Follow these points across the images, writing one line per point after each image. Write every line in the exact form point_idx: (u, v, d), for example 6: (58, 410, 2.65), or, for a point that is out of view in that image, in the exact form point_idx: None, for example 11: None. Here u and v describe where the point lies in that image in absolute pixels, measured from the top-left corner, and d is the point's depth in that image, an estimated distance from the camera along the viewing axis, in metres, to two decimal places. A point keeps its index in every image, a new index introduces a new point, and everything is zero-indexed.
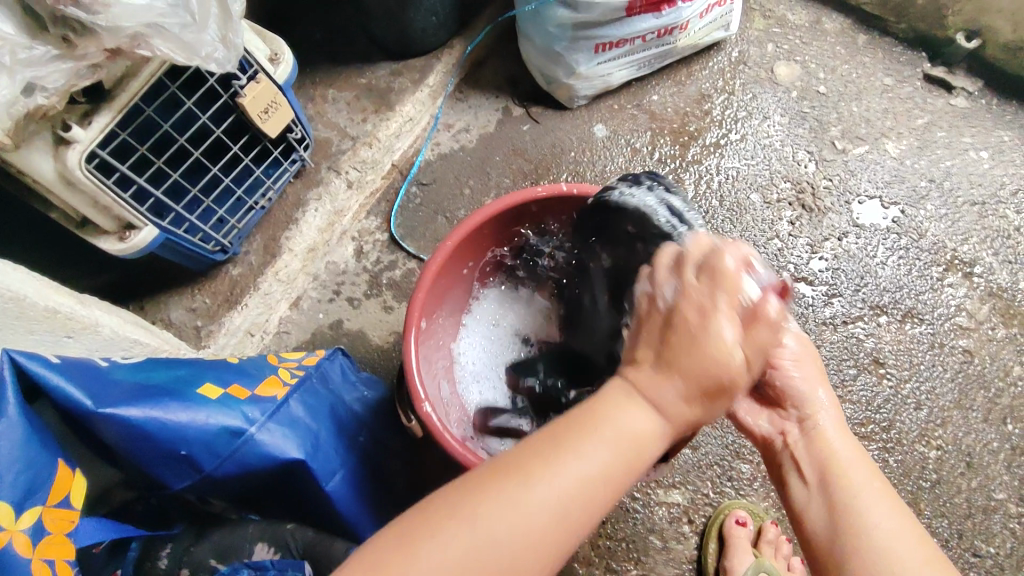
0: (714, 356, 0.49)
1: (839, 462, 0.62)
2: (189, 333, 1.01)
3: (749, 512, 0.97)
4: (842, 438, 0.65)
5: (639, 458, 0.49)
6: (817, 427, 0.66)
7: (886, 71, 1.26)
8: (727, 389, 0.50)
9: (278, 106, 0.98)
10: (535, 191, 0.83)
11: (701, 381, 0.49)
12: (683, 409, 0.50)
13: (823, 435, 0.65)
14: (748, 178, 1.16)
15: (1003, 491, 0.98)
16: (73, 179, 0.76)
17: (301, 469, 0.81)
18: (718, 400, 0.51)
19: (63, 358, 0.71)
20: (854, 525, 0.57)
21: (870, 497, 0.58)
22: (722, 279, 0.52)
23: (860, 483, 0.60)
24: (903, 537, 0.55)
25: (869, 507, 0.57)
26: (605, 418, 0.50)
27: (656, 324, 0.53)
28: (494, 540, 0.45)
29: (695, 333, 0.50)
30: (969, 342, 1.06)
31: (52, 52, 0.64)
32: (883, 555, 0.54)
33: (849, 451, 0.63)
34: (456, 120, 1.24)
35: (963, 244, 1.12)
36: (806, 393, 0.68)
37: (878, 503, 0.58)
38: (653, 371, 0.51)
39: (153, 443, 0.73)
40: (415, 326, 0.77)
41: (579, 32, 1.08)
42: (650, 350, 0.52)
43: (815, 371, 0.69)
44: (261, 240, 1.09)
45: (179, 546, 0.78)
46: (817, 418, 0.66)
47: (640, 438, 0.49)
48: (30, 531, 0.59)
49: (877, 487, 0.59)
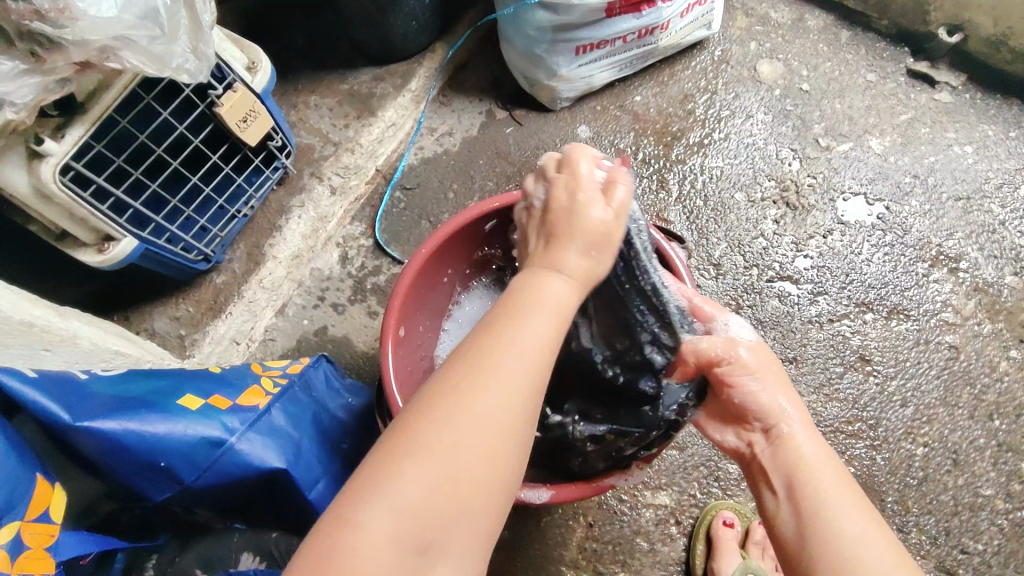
0: (591, 222, 0.56)
1: (807, 467, 0.62)
2: (174, 342, 1.01)
3: (736, 513, 0.97)
4: (809, 441, 0.64)
5: (558, 321, 0.54)
6: (783, 435, 0.65)
7: (869, 68, 1.26)
8: (609, 242, 0.56)
9: (257, 115, 0.98)
10: (492, 201, 0.82)
11: (588, 237, 0.56)
12: (585, 265, 0.56)
13: (790, 444, 0.64)
14: (731, 178, 1.16)
15: (991, 487, 0.97)
16: (49, 193, 0.76)
17: (283, 478, 0.81)
18: (607, 252, 0.57)
19: (39, 372, 0.71)
20: (823, 535, 0.56)
21: (838, 503, 0.58)
22: (578, 167, 0.59)
23: (828, 490, 0.59)
24: (870, 542, 0.55)
25: (836, 515, 0.57)
26: (532, 294, 0.54)
27: (538, 221, 0.59)
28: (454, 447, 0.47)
29: (567, 210, 0.56)
30: (955, 339, 1.06)
31: (20, 67, 0.64)
32: (854, 563, 0.54)
33: (817, 458, 0.63)
34: (440, 124, 1.24)
35: (947, 240, 1.12)
36: (769, 403, 0.66)
37: (847, 510, 0.58)
38: (545, 250, 0.56)
39: (132, 455, 0.72)
40: (391, 334, 0.77)
41: (559, 35, 1.08)
42: (540, 229, 0.59)
43: (773, 377, 0.68)
44: (244, 247, 1.09)
45: (165, 557, 0.78)
46: (783, 427, 0.65)
47: (559, 303, 0.54)
48: (8, 546, 0.59)
49: (845, 495, 0.59)
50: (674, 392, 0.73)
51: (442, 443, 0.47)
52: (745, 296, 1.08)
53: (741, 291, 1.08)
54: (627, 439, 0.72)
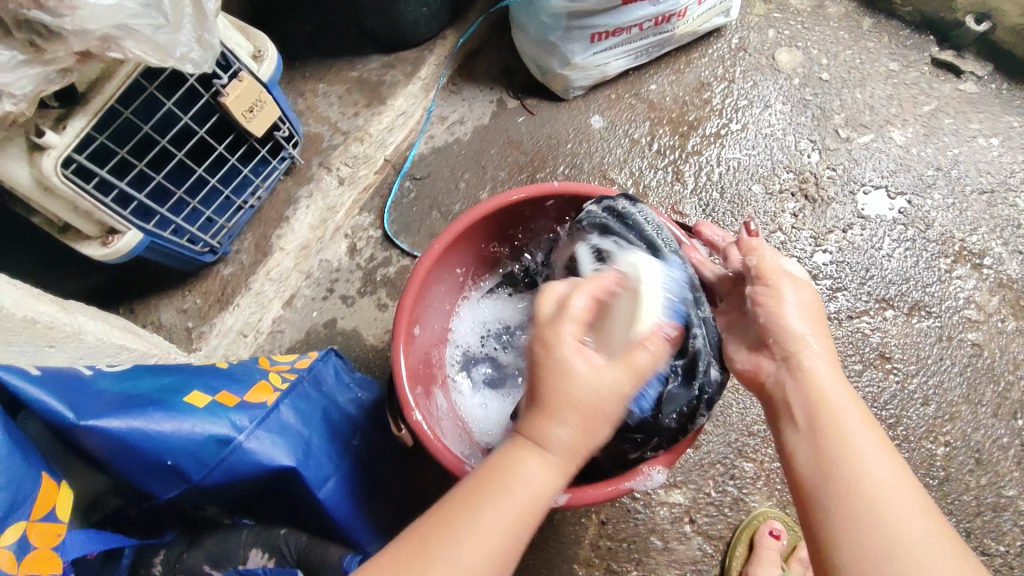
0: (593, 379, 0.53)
1: (828, 401, 0.61)
2: (181, 334, 1.00)
3: (783, 524, 0.95)
4: (831, 375, 0.63)
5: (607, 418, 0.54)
6: (804, 367, 0.63)
7: (891, 56, 1.22)
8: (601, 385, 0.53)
9: (264, 104, 0.95)
10: (512, 193, 0.80)
11: (591, 374, 0.53)
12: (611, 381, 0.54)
13: (811, 380, 0.63)
14: (748, 169, 1.13)
15: (1014, 487, 0.95)
16: (52, 186, 0.74)
17: (293, 477, 0.80)
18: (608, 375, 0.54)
19: (42, 369, 0.69)
20: (843, 471, 0.56)
21: (860, 439, 0.58)
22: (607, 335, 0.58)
23: (851, 428, 0.58)
24: (890, 483, 0.54)
25: (861, 458, 0.56)
26: (572, 377, 0.52)
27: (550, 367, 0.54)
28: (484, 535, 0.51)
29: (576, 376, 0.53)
30: (978, 336, 1.03)
31: (18, 57, 0.62)
32: (878, 510, 0.53)
33: (840, 394, 0.62)
34: (450, 112, 1.21)
35: (971, 234, 1.09)
36: (792, 328, 0.65)
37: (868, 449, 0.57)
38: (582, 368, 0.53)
39: (139, 455, 0.71)
40: (405, 332, 0.75)
41: (573, 22, 1.05)
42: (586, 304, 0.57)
43: (809, 315, 0.66)
44: (252, 239, 1.07)
45: (173, 552, 0.79)
46: (802, 357, 0.64)
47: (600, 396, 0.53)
48: (15, 547, 0.58)
49: (867, 434, 0.58)
50: (676, 397, 0.69)
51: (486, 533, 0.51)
52: None
53: None
54: (627, 444, 0.71)
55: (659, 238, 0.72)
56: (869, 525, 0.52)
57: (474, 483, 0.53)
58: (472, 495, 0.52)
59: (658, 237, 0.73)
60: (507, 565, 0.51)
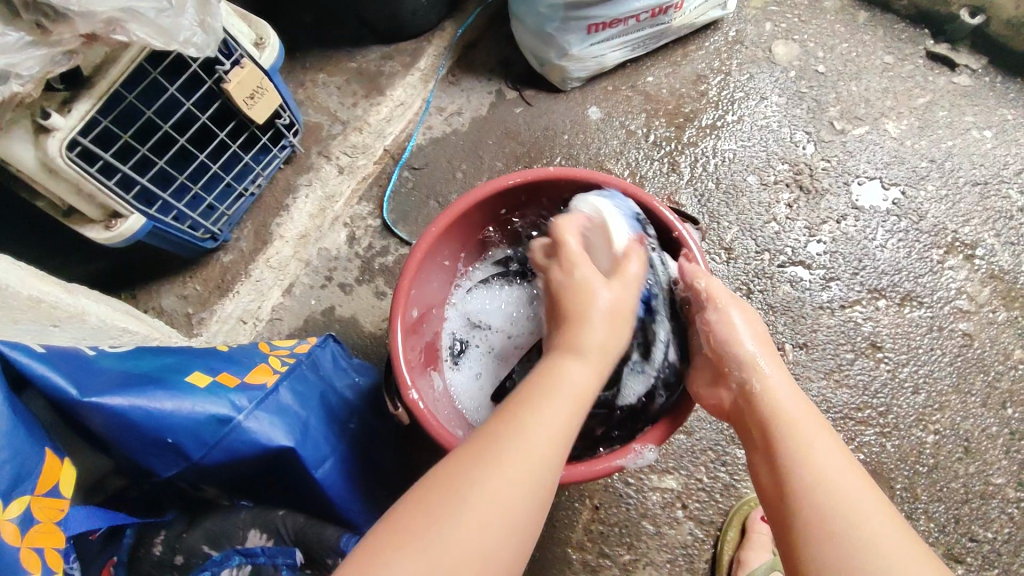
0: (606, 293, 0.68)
1: (788, 416, 0.62)
2: (181, 320, 1.01)
3: None
4: (785, 388, 0.65)
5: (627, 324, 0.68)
6: (759, 391, 0.65)
7: (887, 50, 1.23)
8: (623, 308, 0.68)
9: (264, 92, 0.96)
10: (511, 177, 0.81)
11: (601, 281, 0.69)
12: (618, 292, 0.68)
13: (767, 398, 0.64)
14: (743, 161, 1.15)
15: (1002, 475, 0.97)
16: (56, 167, 0.76)
17: (291, 457, 0.81)
18: (618, 287, 0.69)
19: (47, 347, 0.71)
20: (806, 488, 0.57)
21: (820, 451, 0.59)
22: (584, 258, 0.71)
23: (810, 441, 0.60)
24: (851, 487, 0.56)
25: (823, 471, 0.57)
26: (591, 294, 0.67)
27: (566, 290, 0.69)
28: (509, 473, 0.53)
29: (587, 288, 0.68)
30: (969, 326, 1.04)
31: (25, 38, 0.64)
32: (849, 521, 0.54)
33: (797, 407, 0.63)
34: (449, 103, 1.22)
35: (963, 226, 1.10)
36: (745, 353, 0.68)
37: (826, 452, 0.59)
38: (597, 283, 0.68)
39: (140, 432, 0.73)
40: (402, 313, 0.76)
41: (571, 13, 1.06)
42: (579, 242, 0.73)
43: (757, 337, 0.69)
44: (252, 226, 1.08)
45: (172, 532, 0.80)
46: (756, 382, 0.66)
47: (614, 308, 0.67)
48: (18, 520, 0.60)
49: (827, 443, 0.59)
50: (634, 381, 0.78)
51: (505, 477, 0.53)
52: (756, 281, 1.06)
53: (752, 276, 1.07)
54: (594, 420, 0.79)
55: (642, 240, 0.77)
56: (840, 532, 0.53)
57: (529, 387, 0.61)
58: (531, 395, 0.59)
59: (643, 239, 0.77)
60: (527, 508, 0.53)
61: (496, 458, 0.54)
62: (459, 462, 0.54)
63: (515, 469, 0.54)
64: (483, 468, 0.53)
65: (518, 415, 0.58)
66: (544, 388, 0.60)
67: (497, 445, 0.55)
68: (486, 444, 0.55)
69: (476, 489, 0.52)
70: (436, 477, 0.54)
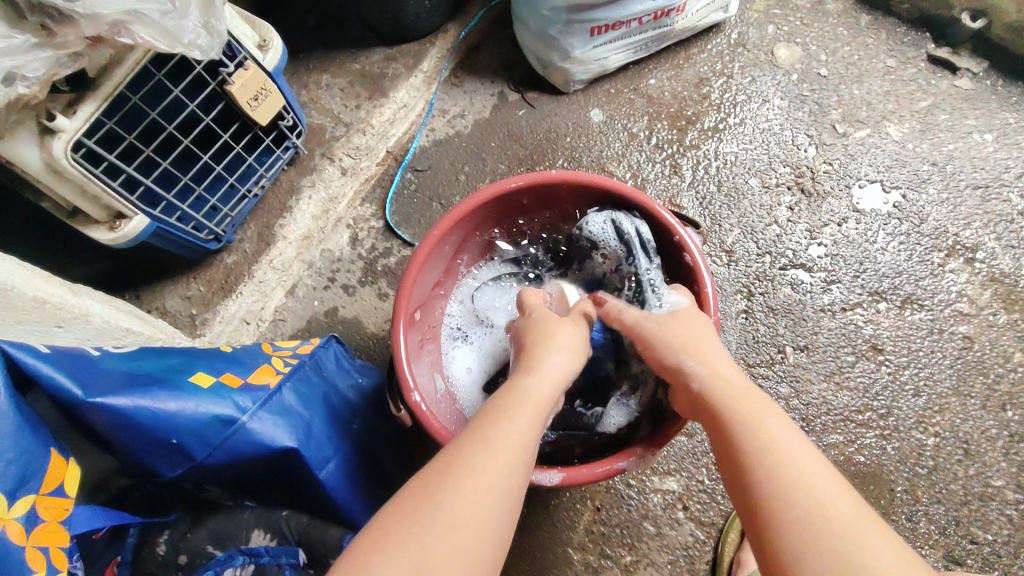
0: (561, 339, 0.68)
1: (735, 406, 0.62)
2: (184, 321, 1.02)
3: None
4: (729, 381, 0.65)
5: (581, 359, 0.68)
6: (702, 391, 0.65)
7: (889, 53, 1.23)
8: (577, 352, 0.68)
9: (268, 93, 0.97)
10: (516, 180, 0.81)
11: (552, 326, 0.70)
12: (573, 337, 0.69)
13: (714, 394, 0.64)
14: (745, 163, 1.15)
15: (1002, 478, 0.97)
16: (61, 169, 0.76)
17: (294, 458, 0.82)
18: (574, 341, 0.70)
19: (51, 348, 0.71)
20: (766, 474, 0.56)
21: (773, 433, 0.59)
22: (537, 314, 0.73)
23: (762, 426, 0.60)
24: (806, 464, 0.56)
25: (778, 452, 0.57)
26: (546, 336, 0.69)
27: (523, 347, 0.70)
28: (467, 499, 0.52)
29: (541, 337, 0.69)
30: (969, 329, 1.05)
31: (31, 40, 0.64)
32: (809, 499, 0.53)
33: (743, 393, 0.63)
34: (451, 105, 1.22)
35: (964, 229, 1.11)
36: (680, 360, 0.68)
37: (780, 435, 0.59)
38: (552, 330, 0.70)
39: (145, 432, 0.73)
40: (404, 315, 0.77)
41: (573, 15, 1.07)
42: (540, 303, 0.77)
43: (690, 337, 0.70)
44: (254, 227, 1.09)
45: (176, 532, 0.81)
46: (698, 383, 0.66)
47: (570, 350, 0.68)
48: (23, 520, 0.60)
49: (779, 425, 0.60)
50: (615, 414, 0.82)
51: (464, 503, 0.52)
52: (757, 283, 1.07)
53: (753, 278, 1.07)
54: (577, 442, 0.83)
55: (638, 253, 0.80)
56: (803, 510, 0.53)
57: (474, 429, 0.58)
58: (472, 439, 0.57)
59: (640, 254, 0.80)
60: (487, 533, 0.52)
61: (452, 483, 0.53)
62: (414, 491, 0.53)
63: (471, 493, 0.53)
64: (440, 494, 0.52)
65: (472, 439, 0.57)
66: (498, 412, 0.60)
67: (426, 506, 0.52)
68: (443, 469, 0.55)
69: (433, 515, 0.51)
70: (394, 506, 0.53)
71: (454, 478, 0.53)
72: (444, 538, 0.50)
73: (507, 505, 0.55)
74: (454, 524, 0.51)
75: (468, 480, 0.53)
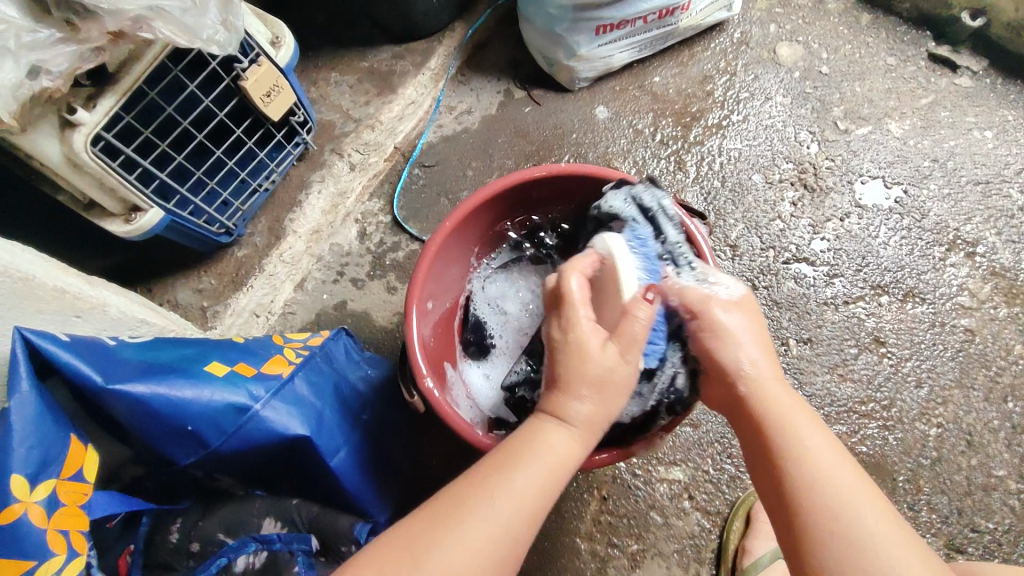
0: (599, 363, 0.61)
1: (784, 420, 0.62)
2: (196, 313, 1.03)
3: None
4: (779, 391, 0.64)
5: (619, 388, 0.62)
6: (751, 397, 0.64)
7: (890, 51, 1.25)
8: (614, 378, 0.62)
9: (280, 90, 0.98)
10: (534, 171, 0.83)
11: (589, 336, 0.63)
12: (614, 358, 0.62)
13: (763, 403, 0.64)
14: (749, 160, 1.17)
15: (1003, 468, 0.98)
16: (80, 162, 0.78)
17: (306, 446, 0.83)
18: (617, 370, 0.62)
19: (71, 336, 0.72)
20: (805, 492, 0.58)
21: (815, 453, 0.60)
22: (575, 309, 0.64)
23: (805, 444, 0.61)
24: (846, 488, 0.58)
25: (820, 472, 0.59)
26: (585, 355, 0.62)
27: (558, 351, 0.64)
28: (494, 514, 0.56)
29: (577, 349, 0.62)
30: (971, 322, 1.06)
31: (56, 36, 0.66)
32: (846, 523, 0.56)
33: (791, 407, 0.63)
34: (458, 102, 1.24)
35: (965, 224, 1.12)
36: (735, 359, 0.65)
37: (824, 456, 0.60)
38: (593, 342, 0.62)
39: (162, 419, 0.74)
40: (417, 303, 0.78)
41: (580, 14, 1.08)
42: (581, 285, 0.66)
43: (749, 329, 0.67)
44: (265, 222, 1.10)
45: (189, 520, 0.82)
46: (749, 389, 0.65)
47: (612, 374, 0.62)
48: (45, 503, 0.61)
49: (822, 446, 0.61)
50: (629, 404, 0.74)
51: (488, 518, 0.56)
52: (761, 277, 1.08)
53: (758, 272, 1.08)
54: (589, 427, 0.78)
55: (666, 225, 0.76)
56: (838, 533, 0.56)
57: (512, 446, 0.61)
58: (509, 457, 0.60)
59: (667, 225, 0.77)
60: (508, 549, 0.56)
61: (481, 496, 0.57)
62: (448, 498, 0.58)
63: (499, 510, 0.56)
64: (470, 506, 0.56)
65: (508, 457, 0.60)
66: (535, 431, 0.62)
67: (456, 518, 0.56)
68: (476, 481, 0.58)
69: (463, 525, 0.55)
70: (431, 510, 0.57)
71: (484, 492, 0.57)
72: (468, 547, 0.54)
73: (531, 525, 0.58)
74: (478, 536, 0.55)
75: (498, 496, 0.57)
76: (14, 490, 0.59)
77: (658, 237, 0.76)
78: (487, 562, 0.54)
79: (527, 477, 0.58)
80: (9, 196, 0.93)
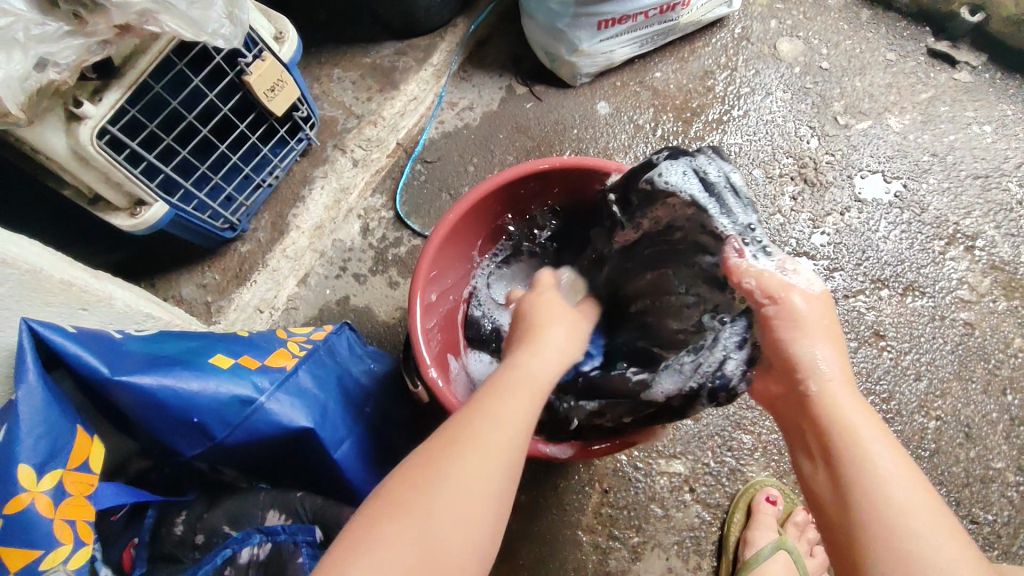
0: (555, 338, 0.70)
1: (848, 424, 0.61)
2: (200, 308, 1.04)
3: (780, 491, 1.00)
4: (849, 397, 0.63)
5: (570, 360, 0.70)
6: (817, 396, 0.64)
7: (890, 46, 1.26)
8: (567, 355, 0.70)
9: (284, 85, 0.99)
10: (542, 162, 0.84)
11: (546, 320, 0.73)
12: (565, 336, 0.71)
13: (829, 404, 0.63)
14: (750, 154, 1.17)
15: (1001, 460, 0.99)
16: (87, 155, 0.78)
17: (310, 438, 0.84)
18: (567, 351, 0.71)
19: (78, 329, 0.73)
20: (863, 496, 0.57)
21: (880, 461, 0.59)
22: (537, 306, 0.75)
23: (871, 450, 0.59)
24: (911, 503, 0.56)
25: (884, 479, 0.57)
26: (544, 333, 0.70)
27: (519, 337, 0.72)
28: (464, 480, 0.55)
29: (535, 330, 0.71)
30: (970, 315, 1.07)
31: (63, 29, 0.66)
32: (903, 535, 0.54)
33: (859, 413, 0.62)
34: (460, 98, 1.24)
35: (965, 218, 1.13)
36: (807, 354, 0.65)
37: (890, 466, 0.58)
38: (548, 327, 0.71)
39: (168, 410, 0.75)
40: (421, 294, 0.79)
41: (581, 9, 1.09)
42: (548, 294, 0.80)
43: (823, 329, 0.66)
44: (268, 217, 1.11)
45: (193, 512, 0.82)
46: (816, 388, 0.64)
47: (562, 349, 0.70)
48: (52, 493, 0.62)
49: (891, 456, 0.59)
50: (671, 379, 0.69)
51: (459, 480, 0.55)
52: None
53: None
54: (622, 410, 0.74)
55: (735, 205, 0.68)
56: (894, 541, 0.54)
57: (471, 408, 0.61)
58: (469, 418, 0.60)
59: (733, 202, 0.69)
60: (484, 510, 0.55)
61: (448, 464, 0.56)
62: (415, 467, 0.57)
63: (468, 473, 0.56)
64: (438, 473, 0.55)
65: (468, 419, 0.60)
66: (493, 391, 0.63)
67: (424, 488, 0.55)
68: (437, 447, 0.58)
69: (433, 493, 0.54)
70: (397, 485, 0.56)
71: (451, 460, 0.57)
72: (443, 512, 0.54)
73: (504, 486, 0.57)
74: (448, 499, 0.54)
75: (466, 461, 0.56)
76: (22, 479, 0.60)
77: (724, 217, 0.68)
78: (467, 527, 0.54)
79: (488, 433, 0.59)
80: (10, 196, 0.96)
